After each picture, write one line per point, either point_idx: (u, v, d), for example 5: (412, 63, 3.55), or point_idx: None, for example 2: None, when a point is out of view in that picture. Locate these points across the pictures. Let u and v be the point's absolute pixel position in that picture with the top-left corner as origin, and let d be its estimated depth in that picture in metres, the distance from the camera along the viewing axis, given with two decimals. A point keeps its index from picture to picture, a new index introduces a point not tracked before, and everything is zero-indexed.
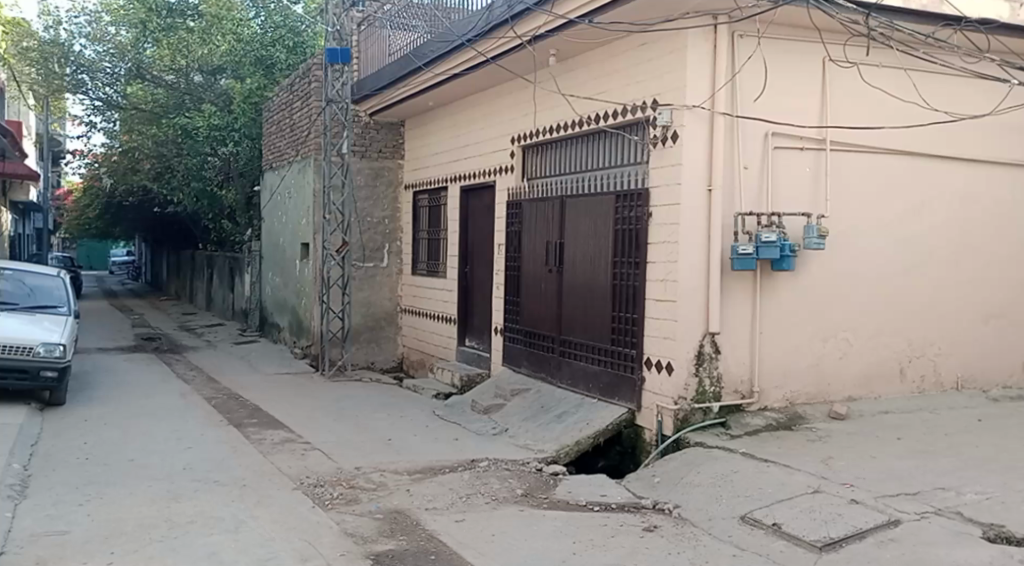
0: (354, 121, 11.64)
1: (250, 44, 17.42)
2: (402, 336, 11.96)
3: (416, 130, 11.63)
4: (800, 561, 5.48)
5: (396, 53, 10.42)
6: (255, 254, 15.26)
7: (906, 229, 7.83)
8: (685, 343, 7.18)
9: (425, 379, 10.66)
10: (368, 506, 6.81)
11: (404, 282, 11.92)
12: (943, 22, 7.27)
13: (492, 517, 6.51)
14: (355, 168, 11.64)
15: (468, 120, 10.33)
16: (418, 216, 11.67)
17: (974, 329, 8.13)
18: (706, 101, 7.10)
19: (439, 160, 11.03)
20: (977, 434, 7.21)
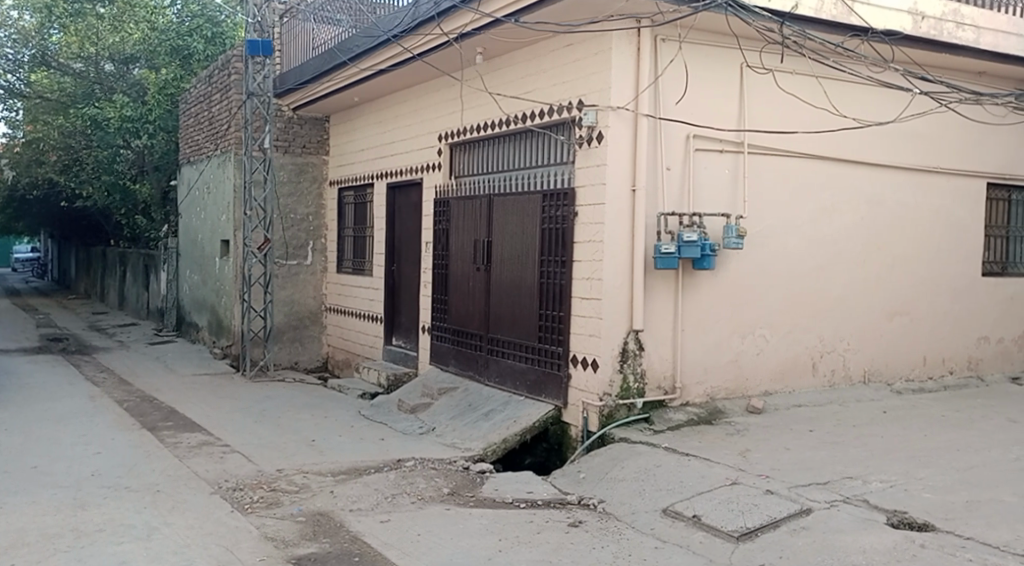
0: (276, 116, 11.36)
1: (166, 33, 16.75)
2: (328, 336, 11.81)
3: (342, 125, 11.46)
4: (719, 552, 5.66)
5: (320, 47, 10.27)
6: (172, 252, 14.72)
7: (819, 230, 8.09)
8: (609, 341, 7.31)
9: (349, 379, 10.51)
10: (289, 510, 6.68)
11: (330, 280, 11.74)
12: (851, 33, 7.57)
13: (418, 516, 6.48)
14: (277, 163, 11.36)
15: (394, 116, 10.25)
16: (343, 213, 11.51)
17: (881, 325, 8.47)
18: (631, 103, 7.24)
19: (364, 157, 10.91)
20: (883, 425, 7.57)
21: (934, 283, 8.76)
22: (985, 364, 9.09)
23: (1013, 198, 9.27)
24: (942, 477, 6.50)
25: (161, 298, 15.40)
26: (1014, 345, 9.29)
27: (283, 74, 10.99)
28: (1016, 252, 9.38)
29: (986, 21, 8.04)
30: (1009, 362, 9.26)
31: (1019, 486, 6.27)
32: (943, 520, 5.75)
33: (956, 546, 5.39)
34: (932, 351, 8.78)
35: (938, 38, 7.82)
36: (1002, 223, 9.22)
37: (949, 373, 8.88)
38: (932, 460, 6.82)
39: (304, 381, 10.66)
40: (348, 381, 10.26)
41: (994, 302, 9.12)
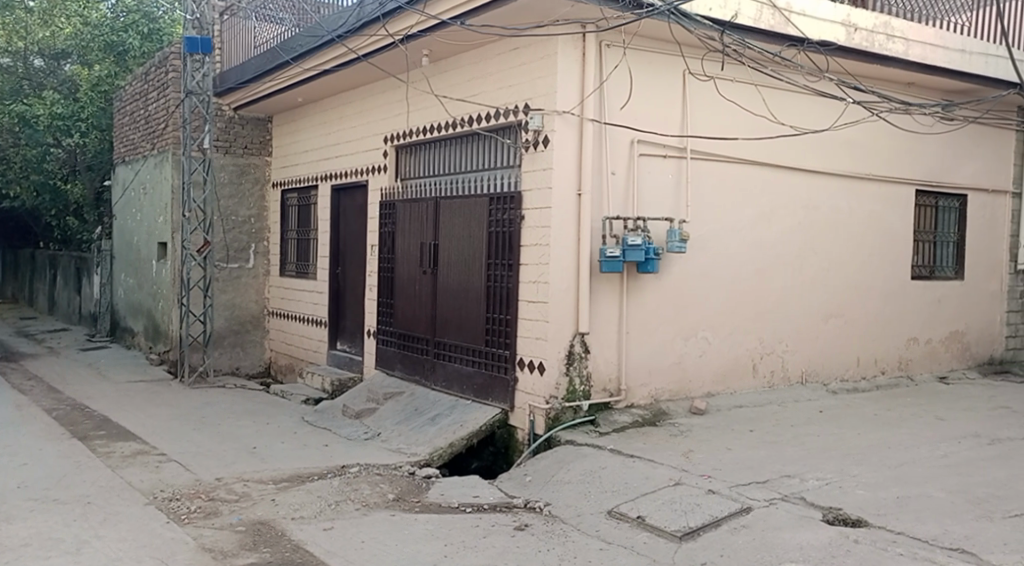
0: (216, 115, 11.08)
1: (99, 28, 16.57)
2: (270, 340, 11.60)
3: (285, 126, 11.28)
4: (662, 552, 5.74)
5: (263, 46, 10.10)
6: (106, 254, 14.24)
7: (759, 234, 8.28)
8: (556, 343, 7.35)
9: (292, 384, 10.34)
10: (229, 519, 6.51)
11: (272, 284, 11.53)
12: (788, 43, 7.79)
13: (362, 523, 6.40)
14: (218, 164, 11.10)
15: (338, 118, 10.13)
16: (288, 215, 11.32)
17: (817, 327, 8.71)
18: (576, 108, 7.30)
19: (307, 158, 10.76)
20: (819, 424, 7.78)
21: (867, 286, 9.04)
22: (914, 364, 9.42)
23: (940, 205, 9.62)
24: (875, 474, 6.71)
25: (94, 300, 14.88)
26: (942, 346, 9.64)
27: (223, 73, 10.76)
28: (943, 256, 9.72)
29: (914, 34, 8.34)
30: (937, 362, 9.61)
31: (946, 481, 6.51)
32: (876, 516, 5.94)
33: (887, 541, 5.57)
34: (866, 352, 9.06)
35: (869, 49, 8.08)
36: (930, 229, 9.56)
37: (881, 373, 9.17)
38: (865, 457, 7.03)
39: (246, 386, 10.44)
40: (291, 387, 10.07)
41: (923, 304, 9.45)
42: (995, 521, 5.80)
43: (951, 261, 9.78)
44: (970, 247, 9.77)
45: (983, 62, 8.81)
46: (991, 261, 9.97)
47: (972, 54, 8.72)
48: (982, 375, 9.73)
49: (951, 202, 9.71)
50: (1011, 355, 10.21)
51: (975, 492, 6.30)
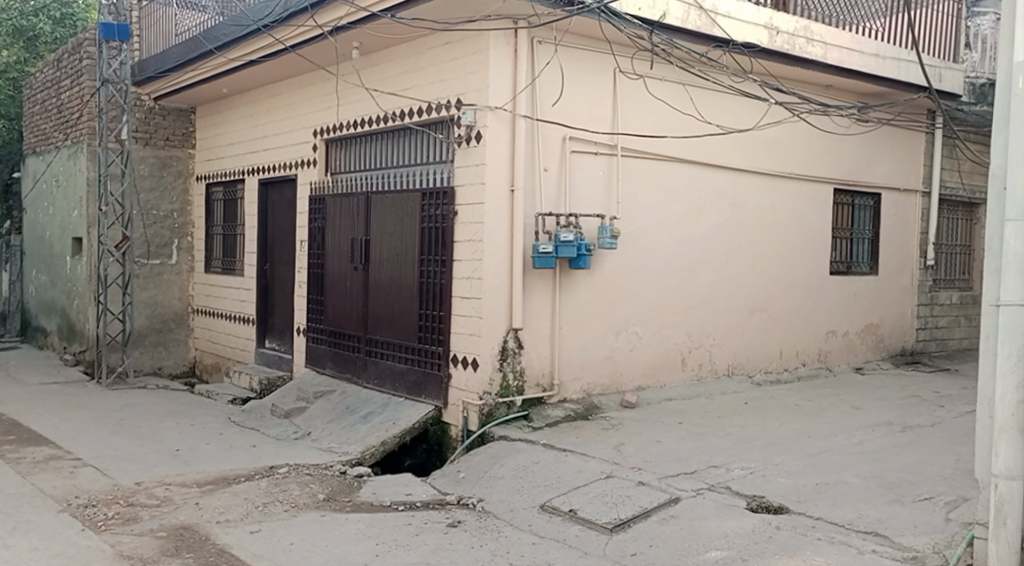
0: (135, 105, 10.67)
1: (6, 11, 15.59)
2: (195, 338, 11.29)
3: (209, 117, 10.94)
4: (594, 545, 5.82)
5: (184, 35, 9.79)
6: (14, 249, 13.51)
7: (686, 231, 8.46)
8: (490, 339, 7.36)
9: (218, 384, 10.06)
10: (149, 524, 6.26)
11: (196, 281, 11.20)
12: (714, 44, 8.00)
13: (290, 525, 6.26)
14: (137, 156, 10.66)
15: (265, 110, 9.89)
16: (212, 210, 11.02)
17: (742, 322, 8.96)
18: (508, 103, 7.30)
19: (233, 152, 10.49)
20: (745, 415, 8.03)
21: (788, 281, 9.35)
22: (833, 356, 9.80)
23: (855, 203, 10.05)
24: (796, 462, 6.96)
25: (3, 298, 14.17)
26: (858, 338, 10.06)
27: (142, 61, 10.33)
28: (859, 252, 10.15)
29: (831, 38, 8.66)
30: (853, 354, 10.03)
31: (861, 468, 6.80)
32: (796, 503, 6.15)
33: (807, 526, 5.78)
34: (788, 344, 9.38)
35: (790, 52, 8.36)
36: (846, 226, 9.97)
37: (802, 365, 9.52)
38: (787, 447, 7.28)
39: (168, 387, 10.10)
40: (216, 387, 9.79)
41: (841, 298, 9.85)
42: (906, 505, 6.07)
43: (866, 257, 10.21)
44: (884, 243, 10.22)
45: (895, 66, 9.21)
46: (902, 257, 10.44)
47: (884, 59, 9.11)
48: (894, 366, 10.21)
49: (866, 201, 10.14)
50: (920, 346, 10.75)
51: (887, 477, 6.60)
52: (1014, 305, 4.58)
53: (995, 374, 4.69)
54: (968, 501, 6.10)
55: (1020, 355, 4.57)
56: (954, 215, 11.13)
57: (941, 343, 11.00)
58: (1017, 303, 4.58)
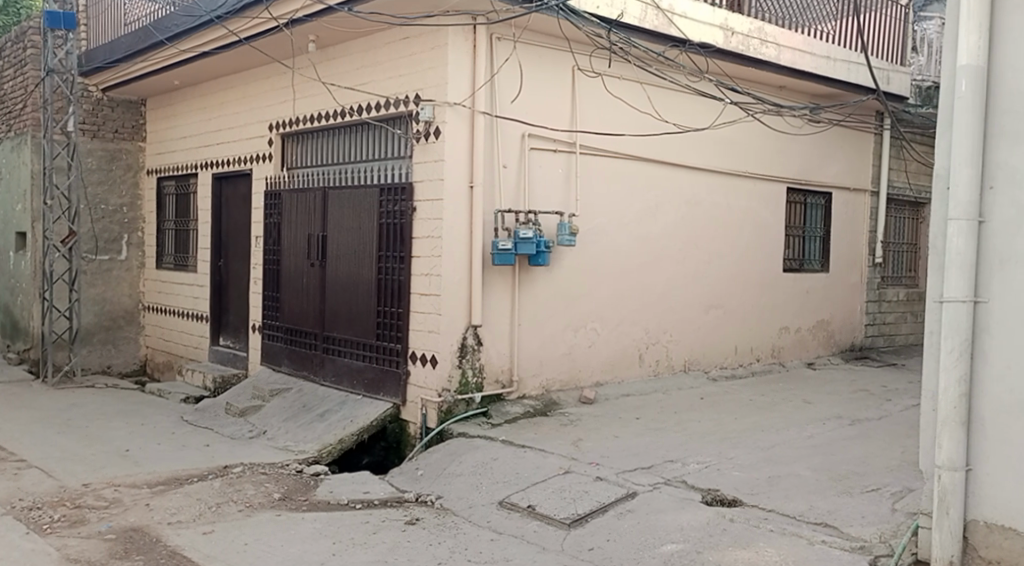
0: (83, 96, 10.35)
1: None
2: (145, 336, 11.06)
3: (160, 110, 10.69)
4: (551, 540, 5.85)
5: (134, 26, 9.55)
6: None
7: (644, 228, 8.55)
8: (449, 336, 7.33)
9: (170, 382, 9.85)
10: (97, 527, 6.08)
11: (147, 277, 10.97)
12: (671, 43, 8.08)
13: (244, 525, 6.15)
14: (84, 149, 10.36)
15: (219, 103, 9.70)
16: (164, 204, 10.79)
17: (699, 318, 9.10)
18: (466, 100, 7.26)
19: (185, 145, 10.27)
20: (701, 410, 8.14)
21: (743, 278, 9.51)
22: (785, 351, 10.01)
23: (807, 201, 10.26)
24: (749, 455, 7.08)
25: None
26: (810, 334, 10.29)
27: (90, 51, 10.03)
28: (811, 250, 10.37)
29: (784, 39, 8.83)
30: (805, 349, 10.25)
31: (812, 461, 6.95)
32: (749, 496, 6.26)
33: (760, 518, 5.88)
34: (743, 341, 9.54)
35: (745, 53, 8.49)
36: (798, 225, 10.18)
37: (756, 360, 9.70)
38: (741, 441, 7.40)
39: (118, 386, 9.85)
40: (168, 385, 9.58)
41: (794, 295, 10.05)
42: (854, 496, 6.22)
43: (817, 255, 10.44)
44: (835, 241, 10.46)
45: (845, 68, 9.42)
46: (852, 255, 10.68)
47: (835, 61, 9.32)
48: (844, 361, 10.46)
49: (817, 200, 10.36)
50: (868, 342, 11.04)
51: (837, 469, 6.75)
52: (957, 302, 4.64)
53: (939, 368, 4.76)
54: (913, 492, 6.27)
55: (963, 350, 4.64)
56: (901, 214, 11.45)
57: (888, 338, 11.31)
58: (960, 300, 4.64)
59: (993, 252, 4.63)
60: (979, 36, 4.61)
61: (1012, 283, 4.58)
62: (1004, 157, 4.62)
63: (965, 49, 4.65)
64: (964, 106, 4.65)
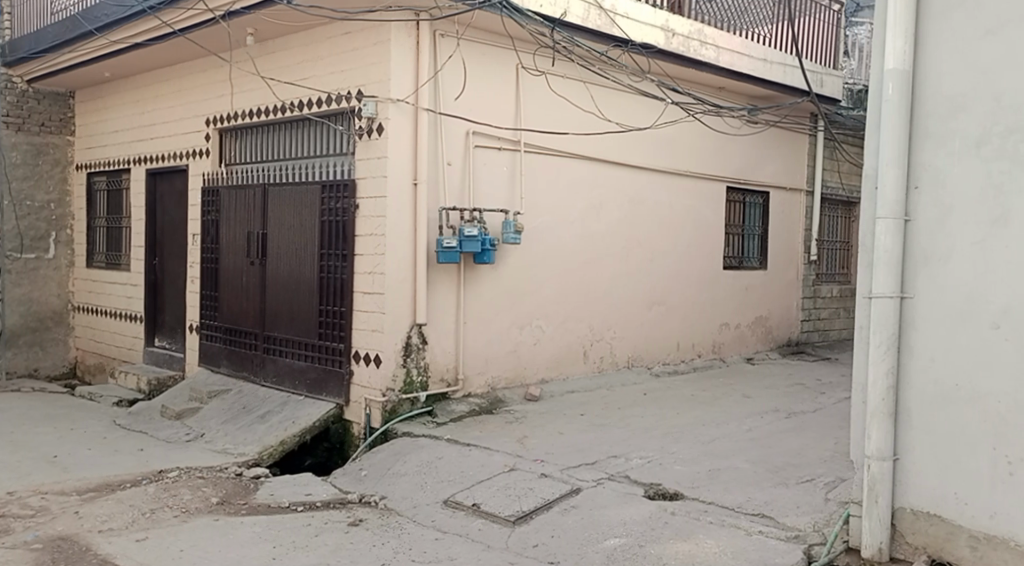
0: (7, 87, 9.92)
1: None
2: (75, 337, 10.67)
3: (90, 103, 10.33)
4: (496, 538, 5.82)
5: (61, 14, 9.20)
6: None
7: (588, 227, 8.61)
8: (393, 335, 7.25)
9: (102, 385, 9.52)
10: (23, 536, 5.80)
11: (77, 276, 10.60)
12: (614, 43, 8.16)
13: (180, 531, 5.95)
14: (9, 143, 9.92)
15: (152, 96, 9.40)
16: (95, 201, 10.44)
17: (643, 315, 9.21)
18: (410, 96, 7.18)
19: (117, 139, 9.93)
20: (644, 405, 8.24)
21: (685, 275, 9.66)
22: (726, 346, 10.22)
23: (746, 201, 10.50)
24: (691, 449, 7.18)
25: None
26: (749, 330, 10.51)
27: (14, 41, 9.62)
28: (750, 248, 10.60)
29: (724, 42, 9.00)
30: (744, 344, 10.48)
31: (750, 453, 7.08)
32: (690, 489, 6.33)
33: (700, 510, 5.96)
34: (685, 337, 9.70)
35: (685, 54, 8.62)
36: (737, 223, 10.40)
37: (698, 356, 9.88)
38: (682, 435, 7.51)
39: (45, 389, 9.47)
40: (100, 388, 9.25)
41: (734, 292, 10.26)
42: (790, 487, 6.34)
43: (756, 252, 10.68)
44: (772, 240, 10.71)
45: (781, 71, 9.65)
46: (788, 252, 10.96)
47: (772, 63, 9.54)
48: (782, 356, 10.73)
49: (755, 199, 10.61)
50: (804, 337, 11.35)
51: (773, 461, 6.89)
52: (884, 298, 4.79)
53: (867, 362, 4.91)
54: (846, 482, 6.43)
55: (890, 344, 4.79)
56: (834, 213, 11.79)
57: (822, 333, 11.66)
58: (887, 296, 4.79)
59: (919, 250, 4.78)
60: (904, 41, 4.75)
61: (937, 281, 4.71)
62: (929, 158, 4.75)
63: (892, 52, 4.77)
64: (891, 109, 4.77)
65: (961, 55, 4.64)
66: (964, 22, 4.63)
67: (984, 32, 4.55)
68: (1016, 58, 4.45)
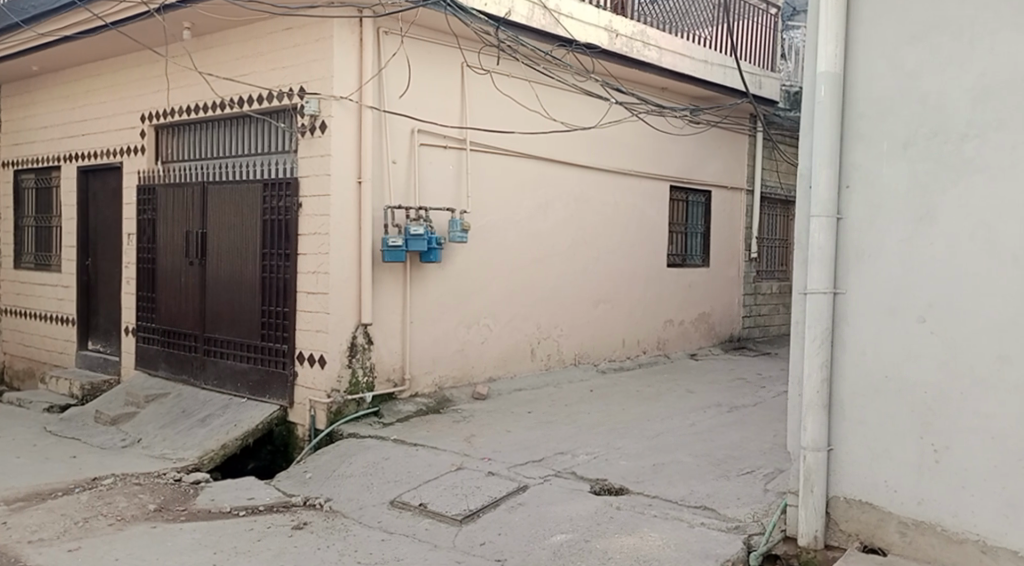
0: None
1: None
2: (3, 341, 10.25)
3: (16, 98, 9.94)
4: (443, 537, 5.75)
5: None
6: None
7: (535, 225, 8.61)
8: (338, 336, 7.13)
9: (32, 390, 9.14)
10: None
11: (4, 278, 10.22)
12: (559, 43, 8.16)
13: (115, 539, 5.71)
14: None
15: (83, 91, 9.06)
16: (23, 199, 10.06)
17: (589, 312, 9.28)
18: (354, 94, 7.05)
19: (46, 135, 9.57)
20: (591, 402, 8.29)
21: (628, 272, 9.75)
22: (670, 342, 10.37)
23: (689, 199, 10.66)
24: (636, 445, 7.23)
25: None
26: (692, 326, 10.68)
27: None
28: (693, 246, 10.77)
29: (666, 43, 9.10)
30: (687, 340, 10.64)
31: (693, 448, 7.15)
32: (635, 483, 6.35)
33: (645, 504, 5.99)
34: (631, 334, 9.81)
35: (628, 54, 8.70)
36: (681, 221, 10.55)
37: (642, 352, 9.99)
38: (628, 431, 7.56)
39: None
40: (29, 393, 8.87)
41: (677, 289, 10.41)
42: (731, 479, 6.40)
43: (699, 250, 10.85)
44: (714, 238, 10.88)
45: (721, 72, 9.81)
46: (730, 249, 11.15)
47: (712, 65, 9.69)
48: (723, 352, 10.93)
49: (697, 198, 10.77)
50: (745, 333, 11.59)
51: (716, 455, 6.97)
52: (819, 294, 4.86)
53: (802, 356, 4.99)
54: (784, 473, 6.53)
55: (824, 339, 4.88)
56: (773, 211, 12.04)
57: (762, 329, 11.94)
58: (822, 292, 4.87)
59: (851, 247, 4.86)
60: (835, 45, 4.82)
61: (868, 277, 4.81)
62: (860, 159, 4.84)
63: (824, 57, 4.85)
64: (824, 110, 4.84)
65: (890, 60, 4.74)
66: (893, 28, 4.73)
67: (909, 38, 4.67)
68: (940, 62, 4.57)
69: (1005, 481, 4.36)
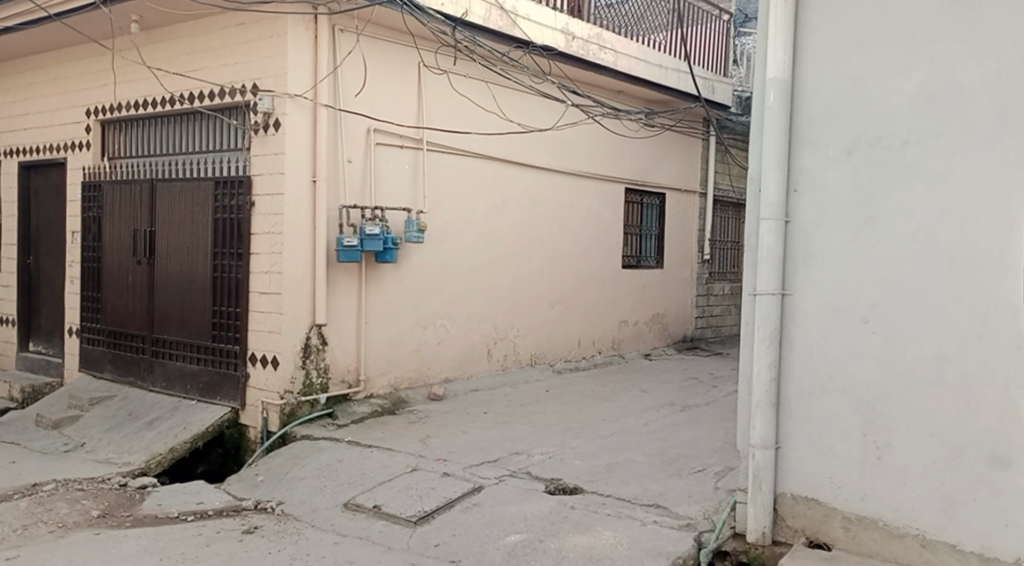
0: None
1: None
2: None
3: None
4: (397, 539, 5.67)
5: None
6: None
7: (490, 226, 8.58)
8: (291, 337, 7.01)
9: None
10: None
11: None
12: (516, 44, 8.16)
13: (56, 547, 5.51)
14: None
15: (24, 84, 8.77)
16: None
17: (544, 313, 9.28)
18: (308, 91, 6.94)
19: None
20: (546, 402, 8.30)
21: (583, 273, 9.78)
22: (624, 343, 10.45)
23: (644, 202, 10.75)
24: (591, 444, 7.25)
25: None
26: (646, 327, 10.77)
27: None
28: (648, 248, 10.86)
29: (621, 47, 9.16)
30: (642, 340, 10.73)
31: (647, 447, 7.19)
32: (590, 482, 6.36)
33: (599, 503, 6.00)
34: (586, 333, 9.86)
35: (585, 57, 8.73)
36: (636, 224, 10.63)
37: (597, 352, 10.05)
38: (583, 431, 7.58)
39: None
40: None
41: (631, 290, 10.50)
42: (684, 477, 6.46)
43: (653, 252, 10.95)
44: (667, 240, 11.00)
45: (675, 76, 9.92)
46: (682, 251, 11.27)
47: (667, 69, 9.78)
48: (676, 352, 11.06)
49: (652, 200, 10.86)
50: (697, 333, 11.74)
51: (670, 453, 7.02)
52: (768, 295, 4.93)
53: (752, 356, 5.06)
54: (735, 471, 6.61)
55: (773, 340, 4.95)
56: (725, 214, 12.19)
57: (714, 329, 12.11)
58: (770, 293, 4.93)
59: (797, 249, 4.93)
60: (783, 51, 4.89)
61: (814, 278, 4.88)
62: (808, 162, 4.91)
63: (773, 62, 4.91)
64: (772, 114, 4.90)
65: (836, 66, 4.82)
66: (839, 36, 4.81)
67: (854, 45, 4.76)
68: (887, 69, 4.66)
69: (942, 478, 4.49)
